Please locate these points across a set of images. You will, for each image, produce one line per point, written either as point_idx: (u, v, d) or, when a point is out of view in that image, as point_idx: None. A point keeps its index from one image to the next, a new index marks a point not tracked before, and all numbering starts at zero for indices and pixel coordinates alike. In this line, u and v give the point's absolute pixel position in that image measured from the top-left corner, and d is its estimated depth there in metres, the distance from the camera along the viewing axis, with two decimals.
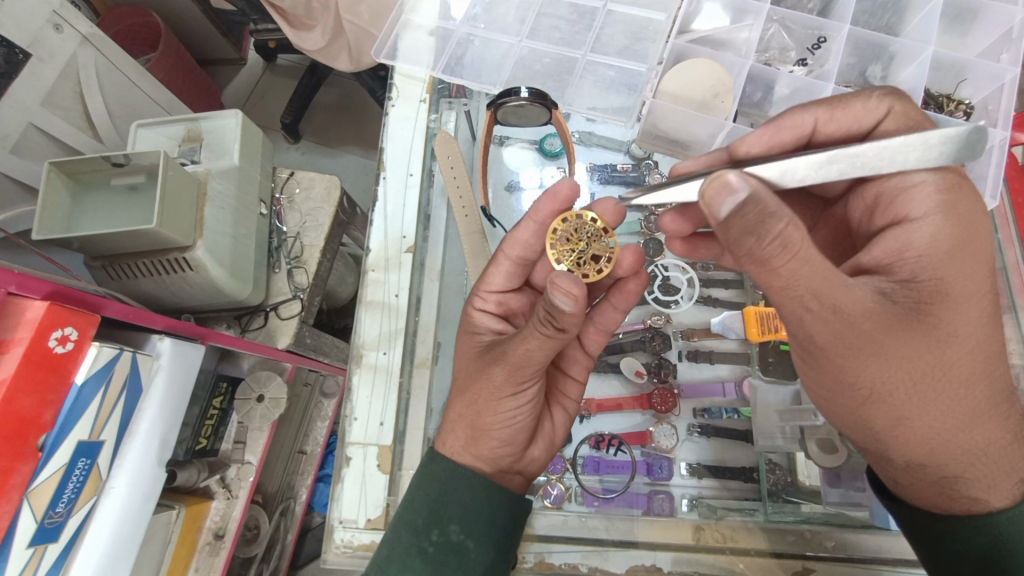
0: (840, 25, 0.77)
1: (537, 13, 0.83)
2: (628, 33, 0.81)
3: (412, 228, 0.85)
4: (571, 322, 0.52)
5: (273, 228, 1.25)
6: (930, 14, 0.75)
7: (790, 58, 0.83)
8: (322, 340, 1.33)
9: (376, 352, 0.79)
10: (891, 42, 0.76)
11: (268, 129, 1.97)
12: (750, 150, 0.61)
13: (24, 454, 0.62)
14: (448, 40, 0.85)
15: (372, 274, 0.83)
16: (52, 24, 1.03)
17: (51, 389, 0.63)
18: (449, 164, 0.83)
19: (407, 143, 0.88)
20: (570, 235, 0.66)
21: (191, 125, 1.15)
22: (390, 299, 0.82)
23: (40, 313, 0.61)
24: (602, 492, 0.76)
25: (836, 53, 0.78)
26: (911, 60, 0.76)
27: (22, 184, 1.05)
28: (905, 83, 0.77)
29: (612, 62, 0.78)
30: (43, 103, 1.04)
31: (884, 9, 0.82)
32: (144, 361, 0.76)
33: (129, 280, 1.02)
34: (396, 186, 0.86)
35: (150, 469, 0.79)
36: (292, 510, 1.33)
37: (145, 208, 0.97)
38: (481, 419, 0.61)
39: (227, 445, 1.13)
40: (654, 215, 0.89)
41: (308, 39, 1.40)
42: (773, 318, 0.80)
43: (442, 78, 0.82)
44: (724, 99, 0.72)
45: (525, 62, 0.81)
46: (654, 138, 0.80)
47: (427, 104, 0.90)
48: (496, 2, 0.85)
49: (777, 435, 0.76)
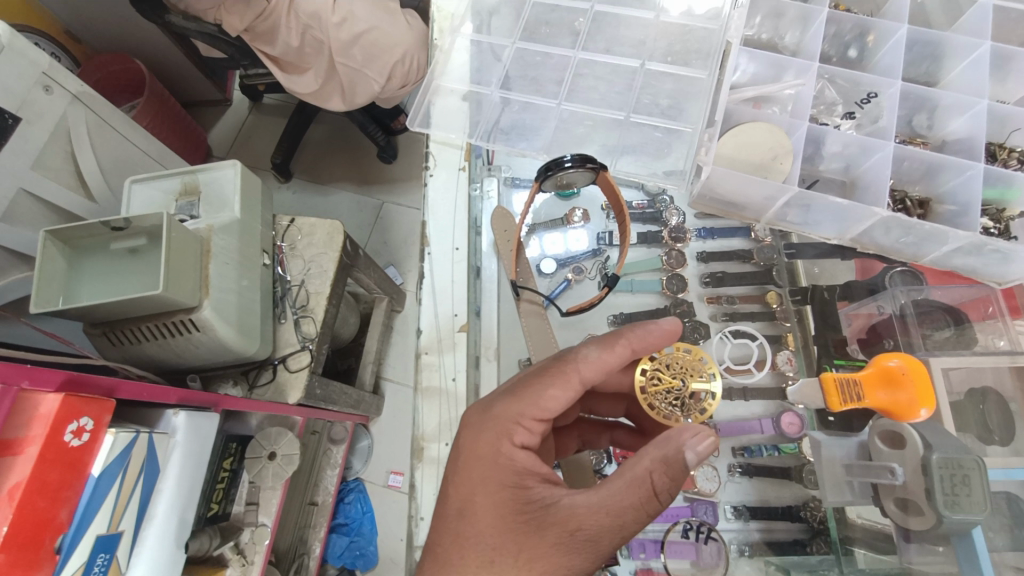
0: (892, 82, 0.80)
1: (574, 74, 0.85)
2: (669, 94, 0.82)
3: (463, 304, 0.88)
4: (664, 485, 0.54)
5: (276, 276, 1.14)
6: (977, 63, 0.81)
7: (837, 112, 0.87)
8: (331, 389, 1.20)
9: (436, 445, 0.84)
10: (940, 97, 0.81)
11: (258, 169, 1.93)
12: None
13: (42, 560, 0.57)
14: (482, 105, 0.86)
15: (427, 357, 0.86)
16: (41, 85, 1.00)
17: (66, 486, 0.59)
18: (506, 235, 0.87)
19: (450, 213, 0.91)
20: (662, 378, 0.69)
21: (188, 177, 1.07)
22: (447, 384, 0.85)
23: (54, 406, 0.57)
24: (677, 546, 0.77)
25: (890, 109, 0.82)
26: (961, 112, 0.81)
27: (12, 251, 1.00)
28: (958, 132, 0.82)
29: (657, 123, 0.79)
30: (34, 167, 1.00)
31: (922, 58, 0.87)
32: (160, 441, 0.72)
33: (131, 346, 0.94)
34: (442, 259, 0.90)
35: (168, 555, 0.74)
36: (306, 566, 1.26)
37: (149, 272, 0.90)
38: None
39: (239, 508, 1.03)
40: (674, 251, 0.93)
41: (301, 83, 1.39)
42: (853, 383, 0.69)
43: (480, 145, 0.83)
44: (783, 161, 0.74)
45: (566, 124, 0.83)
46: (708, 201, 0.81)
47: (467, 171, 0.93)
48: (525, 64, 0.87)
49: (846, 490, 0.73)
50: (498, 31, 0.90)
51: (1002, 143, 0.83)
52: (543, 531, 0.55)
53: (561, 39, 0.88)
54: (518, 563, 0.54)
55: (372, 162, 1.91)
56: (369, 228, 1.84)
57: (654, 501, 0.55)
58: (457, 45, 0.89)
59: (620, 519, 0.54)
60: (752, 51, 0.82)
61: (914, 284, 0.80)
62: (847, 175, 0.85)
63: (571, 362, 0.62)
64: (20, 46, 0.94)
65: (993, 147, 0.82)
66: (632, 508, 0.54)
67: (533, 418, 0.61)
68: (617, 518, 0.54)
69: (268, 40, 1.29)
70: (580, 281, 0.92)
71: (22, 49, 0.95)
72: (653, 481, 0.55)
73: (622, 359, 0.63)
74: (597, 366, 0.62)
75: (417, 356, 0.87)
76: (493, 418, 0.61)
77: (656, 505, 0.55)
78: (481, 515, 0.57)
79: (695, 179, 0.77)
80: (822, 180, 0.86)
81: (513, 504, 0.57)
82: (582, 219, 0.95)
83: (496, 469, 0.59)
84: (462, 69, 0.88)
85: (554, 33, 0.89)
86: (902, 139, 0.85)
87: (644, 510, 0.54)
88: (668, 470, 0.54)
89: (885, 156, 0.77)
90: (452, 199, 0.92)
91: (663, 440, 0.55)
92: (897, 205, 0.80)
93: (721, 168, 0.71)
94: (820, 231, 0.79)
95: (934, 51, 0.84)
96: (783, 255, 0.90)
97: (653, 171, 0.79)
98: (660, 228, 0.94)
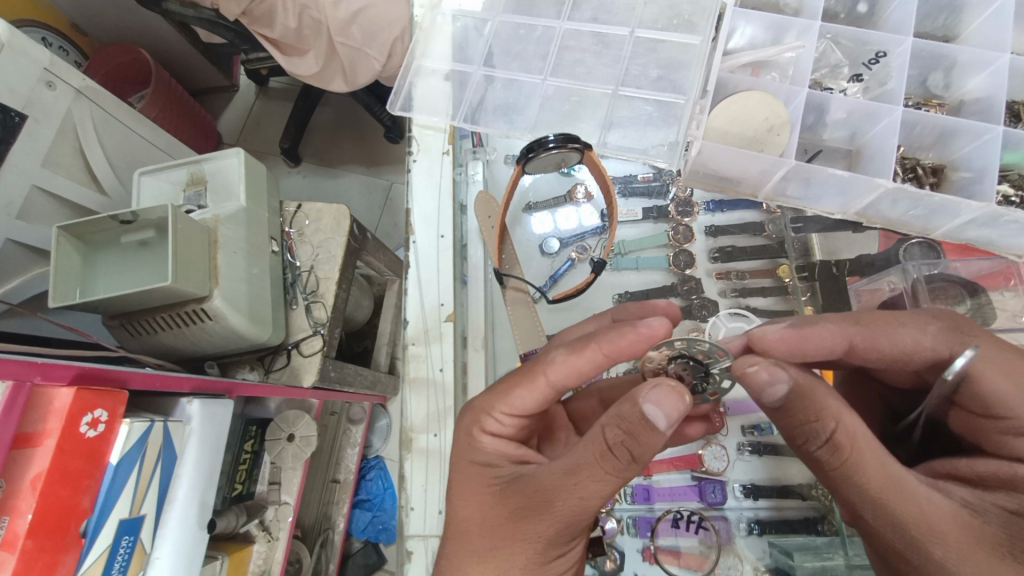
0: (902, 40, 0.75)
1: (559, 47, 0.82)
2: (660, 64, 0.79)
3: (449, 295, 0.87)
4: (645, 447, 0.49)
5: (285, 263, 1.13)
6: (999, 12, 0.75)
7: (843, 74, 0.82)
8: (347, 370, 1.16)
9: (427, 434, 0.83)
10: (958, 53, 0.75)
11: (265, 155, 1.94)
12: (775, 350, 0.55)
13: (69, 543, 0.60)
14: (465, 84, 0.84)
15: (413, 348, 0.86)
16: (45, 82, 1.01)
17: (86, 475, 0.61)
18: (487, 213, 0.88)
19: (434, 202, 0.90)
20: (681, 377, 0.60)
21: (194, 168, 1.06)
22: (434, 374, 0.85)
23: (68, 400, 0.59)
24: (668, 526, 0.79)
25: (898, 70, 0.77)
26: (982, 69, 0.75)
27: (30, 248, 1.03)
28: (977, 91, 0.77)
29: (648, 96, 0.76)
30: (43, 164, 1.02)
31: (939, 11, 0.81)
32: (176, 428, 0.74)
33: (149, 336, 0.95)
34: (430, 248, 0.89)
35: (192, 535, 0.77)
36: (331, 540, 1.30)
37: (159, 263, 0.91)
38: (498, 550, 0.55)
39: (263, 487, 1.04)
40: (682, 226, 0.90)
41: (301, 65, 1.37)
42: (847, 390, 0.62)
43: (464, 127, 0.81)
44: (780, 132, 0.71)
45: (551, 101, 0.81)
46: (702, 176, 0.79)
47: (451, 155, 0.92)
48: (515, 40, 0.85)
49: None
50: (487, 3, 0.87)
51: None
52: (505, 502, 0.56)
53: (547, 9, 0.85)
54: (486, 533, 0.56)
55: (381, 144, 1.90)
56: (378, 210, 1.84)
57: (614, 460, 0.49)
58: (441, 21, 0.87)
59: (576, 484, 0.51)
60: (748, 12, 0.77)
61: (932, 257, 0.78)
62: (852, 143, 0.81)
63: (540, 364, 0.60)
64: (20, 43, 0.95)
65: (1015, 107, 0.78)
66: (592, 468, 0.51)
67: (503, 413, 0.61)
68: (575, 485, 0.51)
69: (265, 23, 1.27)
70: (581, 261, 0.90)
71: (23, 46, 0.96)
72: (607, 438, 0.50)
73: (596, 365, 0.57)
74: (567, 371, 0.58)
75: (404, 347, 0.87)
76: (468, 411, 0.63)
77: (619, 464, 0.50)
78: (463, 497, 0.59)
79: (687, 154, 0.75)
80: (827, 149, 0.82)
81: (486, 481, 0.58)
82: (585, 195, 0.92)
83: (468, 450, 0.61)
84: (445, 48, 0.86)
85: (540, 2, 0.86)
86: (915, 103, 0.80)
87: (603, 471, 0.50)
88: (623, 423, 0.49)
89: (892, 121, 0.73)
90: (436, 185, 0.91)
91: (621, 400, 0.50)
92: (907, 174, 0.75)
93: (710, 145, 0.71)
94: (823, 206, 0.77)
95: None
96: (792, 229, 0.85)
97: (651, 143, 0.75)
98: (665, 203, 0.92)
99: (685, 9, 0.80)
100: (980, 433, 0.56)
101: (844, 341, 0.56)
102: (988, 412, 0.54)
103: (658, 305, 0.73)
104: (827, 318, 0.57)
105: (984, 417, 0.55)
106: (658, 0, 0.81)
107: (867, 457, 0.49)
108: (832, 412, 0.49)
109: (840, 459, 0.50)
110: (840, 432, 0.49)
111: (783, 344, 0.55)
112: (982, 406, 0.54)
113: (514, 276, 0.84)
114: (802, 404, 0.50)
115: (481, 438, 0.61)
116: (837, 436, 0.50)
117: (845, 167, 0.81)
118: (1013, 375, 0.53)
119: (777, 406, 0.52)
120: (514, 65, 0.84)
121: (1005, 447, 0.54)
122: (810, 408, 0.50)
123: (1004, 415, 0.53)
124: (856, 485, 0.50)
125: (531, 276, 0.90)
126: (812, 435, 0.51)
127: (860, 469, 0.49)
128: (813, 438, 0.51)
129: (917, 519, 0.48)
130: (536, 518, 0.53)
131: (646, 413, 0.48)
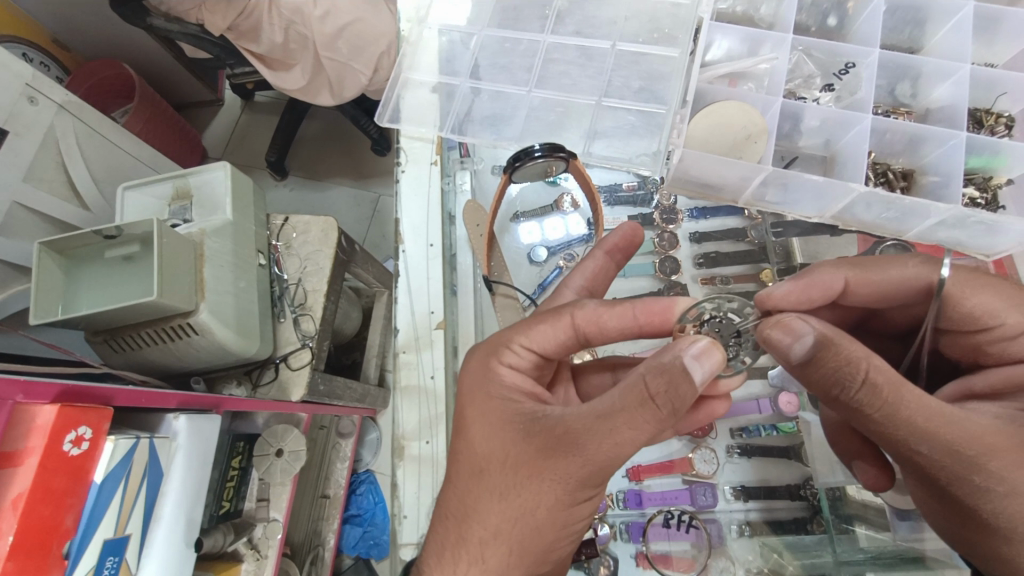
0: (869, 51, 0.78)
1: (544, 60, 0.84)
2: (642, 75, 0.81)
3: (439, 303, 0.87)
4: (691, 392, 0.49)
5: (272, 277, 1.12)
6: (959, 27, 0.78)
7: (815, 84, 0.85)
8: (335, 384, 1.16)
9: (419, 442, 0.83)
10: (922, 64, 0.78)
11: (251, 169, 1.93)
12: (782, 301, 0.60)
13: (51, 565, 0.58)
14: (451, 96, 0.85)
15: (406, 355, 0.86)
16: (26, 98, 1.00)
17: (69, 494, 0.60)
18: (477, 223, 0.88)
19: (424, 212, 0.91)
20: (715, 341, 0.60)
21: (179, 182, 1.05)
22: (427, 381, 0.85)
23: (52, 417, 0.58)
24: (660, 529, 0.80)
25: (867, 80, 0.79)
26: (945, 79, 0.78)
27: (10, 264, 1.01)
28: (942, 99, 0.80)
29: (631, 107, 0.78)
30: (25, 179, 1.00)
31: (906, 24, 0.84)
32: (162, 445, 0.73)
33: (133, 352, 0.93)
34: (419, 258, 0.89)
35: (178, 554, 0.76)
36: (322, 557, 1.26)
37: (145, 278, 0.89)
38: (522, 489, 0.55)
39: (250, 503, 1.01)
40: (667, 233, 0.92)
41: (287, 79, 1.37)
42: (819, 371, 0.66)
43: (451, 138, 0.82)
44: (758, 140, 0.73)
45: (538, 111, 0.83)
46: (686, 183, 0.81)
47: (439, 165, 0.93)
48: (501, 53, 0.86)
49: (837, 470, 0.78)
50: (472, 17, 0.89)
51: (990, 108, 0.82)
52: (529, 441, 0.55)
53: (531, 23, 0.87)
54: (507, 470, 0.56)
55: (369, 157, 1.91)
56: (366, 221, 1.84)
57: (654, 409, 0.49)
58: (427, 35, 0.88)
59: (611, 430, 0.51)
60: (723, 26, 0.79)
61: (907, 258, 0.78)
62: (827, 150, 0.83)
63: (567, 308, 0.61)
64: (4, 59, 0.95)
65: (978, 114, 0.80)
66: (627, 411, 0.50)
67: (521, 347, 0.62)
68: (611, 433, 0.51)
69: (250, 38, 1.28)
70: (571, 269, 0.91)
71: (5, 62, 0.96)
72: (648, 385, 0.50)
73: (623, 323, 0.59)
74: (593, 320, 0.59)
75: (395, 356, 0.87)
76: (486, 346, 0.64)
77: (657, 415, 0.50)
78: (479, 438, 0.59)
79: (668, 163, 0.75)
80: (802, 155, 0.85)
81: (506, 420, 0.58)
82: (572, 204, 0.94)
83: (486, 386, 0.61)
84: (431, 60, 0.87)
85: (524, 16, 0.88)
86: (884, 111, 0.83)
87: (640, 419, 0.50)
88: (664, 371, 0.49)
89: (863, 128, 0.75)
90: (424, 194, 0.92)
91: (660, 353, 0.52)
92: (879, 178, 0.78)
93: (691, 151, 0.72)
94: (800, 210, 0.79)
95: (917, 13, 0.82)
96: (772, 234, 0.89)
97: (636, 153, 0.77)
98: (650, 211, 0.94)
99: (664, 23, 0.83)
100: (978, 350, 0.59)
101: (837, 282, 0.61)
102: (977, 326, 0.57)
103: (623, 229, 0.75)
104: (817, 266, 0.63)
105: (972, 332, 0.58)
106: (638, 15, 0.84)
107: (906, 394, 0.50)
108: (859, 354, 0.50)
109: (880, 399, 0.50)
110: (873, 372, 0.49)
111: (790, 297, 0.60)
112: (971, 321, 0.57)
113: (504, 283, 0.84)
114: (830, 355, 0.50)
115: (500, 371, 0.61)
116: (871, 377, 0.49)
117: (821, 173, 0.83)
118: (983, 288, 0.57)
119: (805, 362, 0.52)
120: (500, 76, 0.85)
121: (1004, 352, 0.57)
122: (837, 357, 0.50)
123: (992, 324, 0.56)
124: (902, 420, 0.50)
125: (519, 283, 0.91)
126: (846, 381, 0.50)
127: (901, 405, 0.50)
128: (844, 383, 0.51)
129: (969, 437, 0.50)
130: (556, 456, 0.53)
131: (686, 365, 0.50)
